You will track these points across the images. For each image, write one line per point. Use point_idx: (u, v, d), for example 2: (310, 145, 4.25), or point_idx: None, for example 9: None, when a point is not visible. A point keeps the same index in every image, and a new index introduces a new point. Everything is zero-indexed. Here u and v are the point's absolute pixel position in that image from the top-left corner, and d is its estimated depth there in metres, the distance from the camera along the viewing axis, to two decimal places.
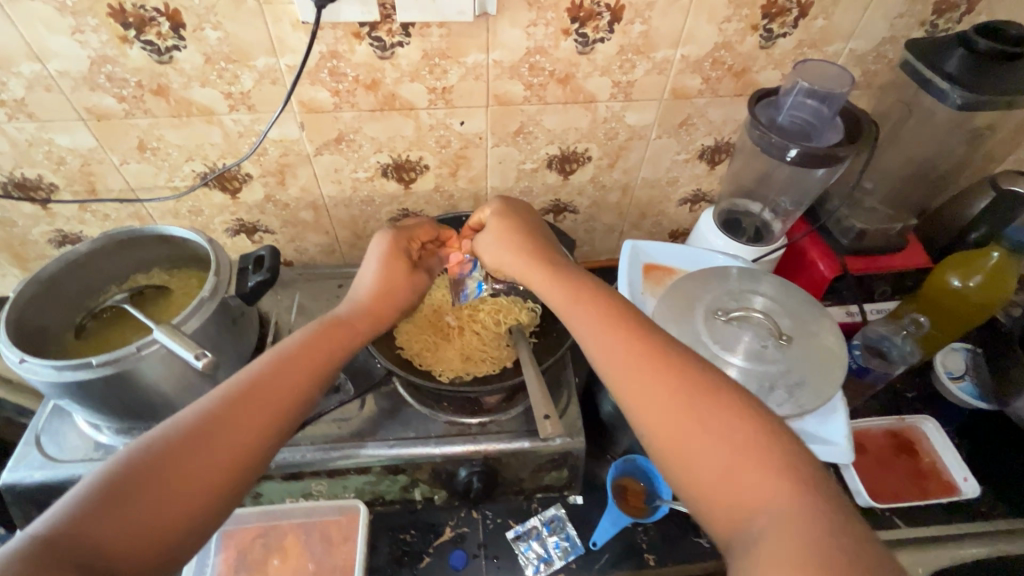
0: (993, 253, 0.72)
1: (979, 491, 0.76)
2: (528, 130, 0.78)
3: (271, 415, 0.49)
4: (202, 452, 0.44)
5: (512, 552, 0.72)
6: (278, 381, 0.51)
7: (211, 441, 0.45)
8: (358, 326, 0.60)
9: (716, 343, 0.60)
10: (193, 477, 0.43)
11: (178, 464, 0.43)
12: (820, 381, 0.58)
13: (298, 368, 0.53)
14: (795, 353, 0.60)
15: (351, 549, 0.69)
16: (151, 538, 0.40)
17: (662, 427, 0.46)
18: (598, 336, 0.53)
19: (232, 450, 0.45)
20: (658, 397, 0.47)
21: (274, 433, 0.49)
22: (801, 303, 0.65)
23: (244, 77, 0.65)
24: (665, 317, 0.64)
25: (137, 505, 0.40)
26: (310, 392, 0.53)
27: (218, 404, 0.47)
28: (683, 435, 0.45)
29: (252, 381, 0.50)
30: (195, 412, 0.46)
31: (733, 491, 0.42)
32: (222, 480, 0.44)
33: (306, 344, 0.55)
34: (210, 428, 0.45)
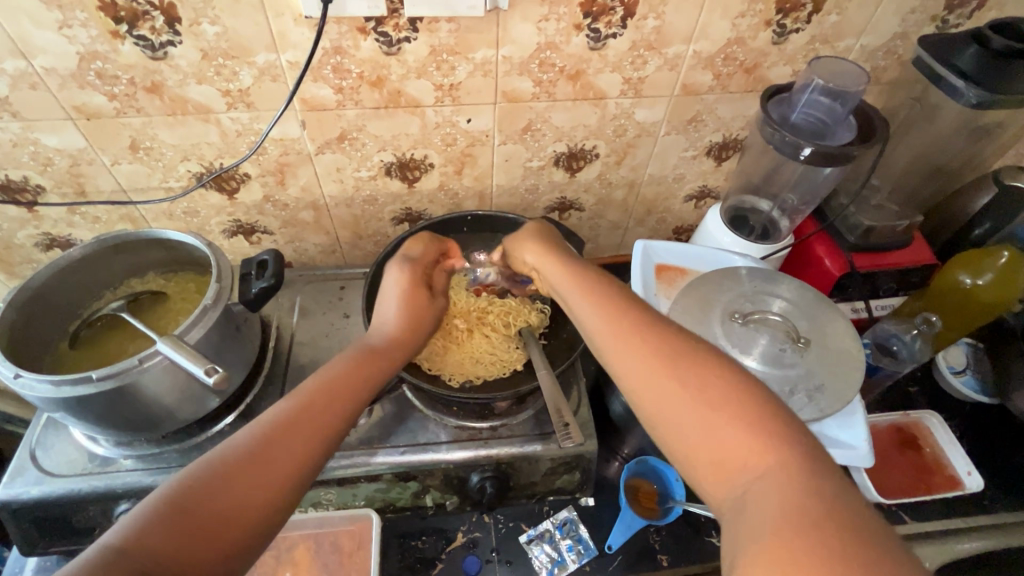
0: (1003, 252, 0.73)
1: (981, 485, 0.77)
2: (536, 127, 0.76)
3: (323, 433, 0.47)
4: (258, 470, 0.42)
5: (525, 556, 0.71)
6: (329, 398, 0.49)
7: (266, 457, 0.43)
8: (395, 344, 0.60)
9: (733, 344, 0.60)
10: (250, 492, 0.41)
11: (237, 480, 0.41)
12: (839, 384, 0.58)
13: (344, 386, 0.51)
14: (813, 356, 0.60)
15: (363, 558, 0.69)
16: (210, 560, 0.38)
17: (653, 400, 0.44)
18: (599, 313, 0.52)
19: (288, 469, 0.44)
20: (662, 384, 0.44)
21: (326, 451, 0.47)
22: (816, 303, 0.65)
23: (244, 73, 0.62)
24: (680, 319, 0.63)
25: (197, 524, 0.38)
26: (359, 409, 0.52)
27: (271, 421, 0.46)
28: (680, 413, 0.43)
29: (304, 398, 0.48)
30: (250, 430, 0.45)
31: (719, 457, 0.40)
32: (276, 497, 0.42)
33: (351, 361, 0.54)
34: (267, 444, 0.44)
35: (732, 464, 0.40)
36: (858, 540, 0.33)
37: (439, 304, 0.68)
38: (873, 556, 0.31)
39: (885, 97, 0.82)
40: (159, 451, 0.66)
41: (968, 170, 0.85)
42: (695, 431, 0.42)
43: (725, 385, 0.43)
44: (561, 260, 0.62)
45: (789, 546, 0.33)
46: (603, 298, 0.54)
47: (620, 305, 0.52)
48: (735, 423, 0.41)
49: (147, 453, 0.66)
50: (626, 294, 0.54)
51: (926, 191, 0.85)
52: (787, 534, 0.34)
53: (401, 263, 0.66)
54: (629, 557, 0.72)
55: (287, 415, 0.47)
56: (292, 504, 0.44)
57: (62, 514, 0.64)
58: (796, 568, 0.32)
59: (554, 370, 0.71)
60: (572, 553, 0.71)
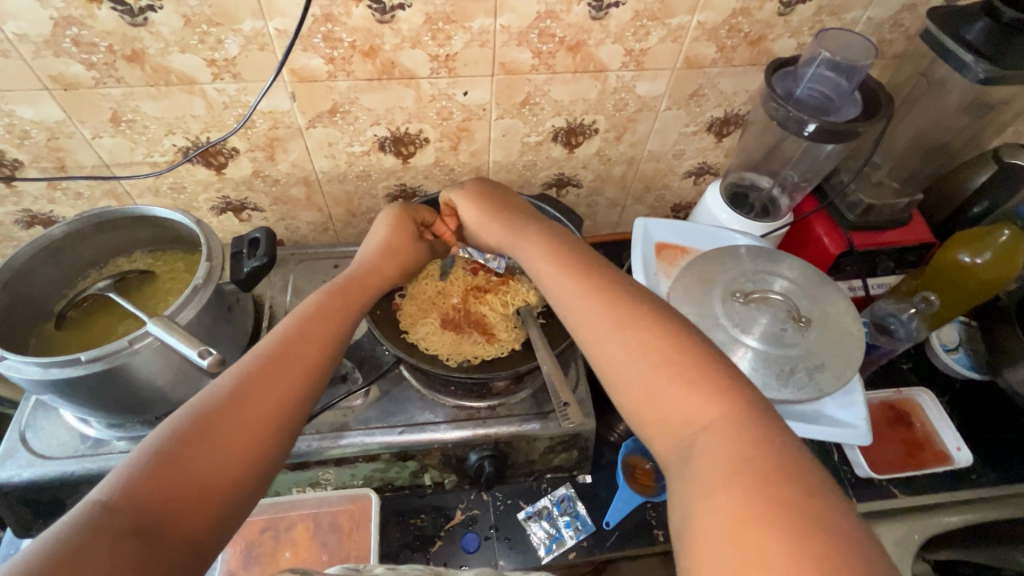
0: (1004, 231, 0.73)
1: (971, 460, 0.78)
2: (535, 101, 0.73)
3: (306, 372, 0.46)
4: (247, 416, 0.42)
5: (524, 532, 0.72)
6: (306, 340, 0.48)
7: (252, 402, 0.42)
8: (366, 287, 0.59)
9: (734, 323, 0.60)
10: (234, 440, 0.40)
11: (219, 428, 0.40)
12: (838, 361, 0.58)
13: (320, 327, 0.50)
14: (813, 336, 0.59)
15: (362, 536, 0.69)
16: (209, 505, 0.38)
17: (609, 359, 0.44)
18: (560, 275, 0.51)
19: (276, 410, 0.43)
20: (618, 346, 0.44)
21: (310, 391, 0.46)
22: (818, 281, 0.65)
23: (229, 41, 0.59)
24: (681, 297, 0.63)
25: (187, 474, 0.37)
26: (334, 350, 0.50)
27: (253, 365, 0.45)
28: (629, 367, 0.42)
29: (284, 340, 0.47)
30: (228, 377, 0.44)
31: (666, 415, 0.40)
32: (268, 439, 0.42)
33: (323, 305, 0.53)
34: (246, 389, 0.43)
35: (674, 424, 0.40)
36: (800, 492, 0.33)
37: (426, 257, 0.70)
38: (811, 509, 0.32)
39: (890, 71, 0.80)
40: None
41: (968, 148, 0.85)
42: (640, 396, 0.41)
43: (668, 347, 0.42)
44: (524, 219, 0.61)
45: (728, 496, 0.33)
46: (559, 255, 0.53)
47: (576, 267, 0.51)
48: (680, 386, 0.40)
49: (141, 435, 0.65)
50: (583, 254, 0.53)
51: (926, 169, 0.85)
52: (732, 489, 0.34)
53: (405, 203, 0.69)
54: (626, 532, 0.73)
55: (266, 359, 0.45)
56: (286, 445, 0.44)
57: (55, 496, 0.63)
58: (736, 522, 0.32)
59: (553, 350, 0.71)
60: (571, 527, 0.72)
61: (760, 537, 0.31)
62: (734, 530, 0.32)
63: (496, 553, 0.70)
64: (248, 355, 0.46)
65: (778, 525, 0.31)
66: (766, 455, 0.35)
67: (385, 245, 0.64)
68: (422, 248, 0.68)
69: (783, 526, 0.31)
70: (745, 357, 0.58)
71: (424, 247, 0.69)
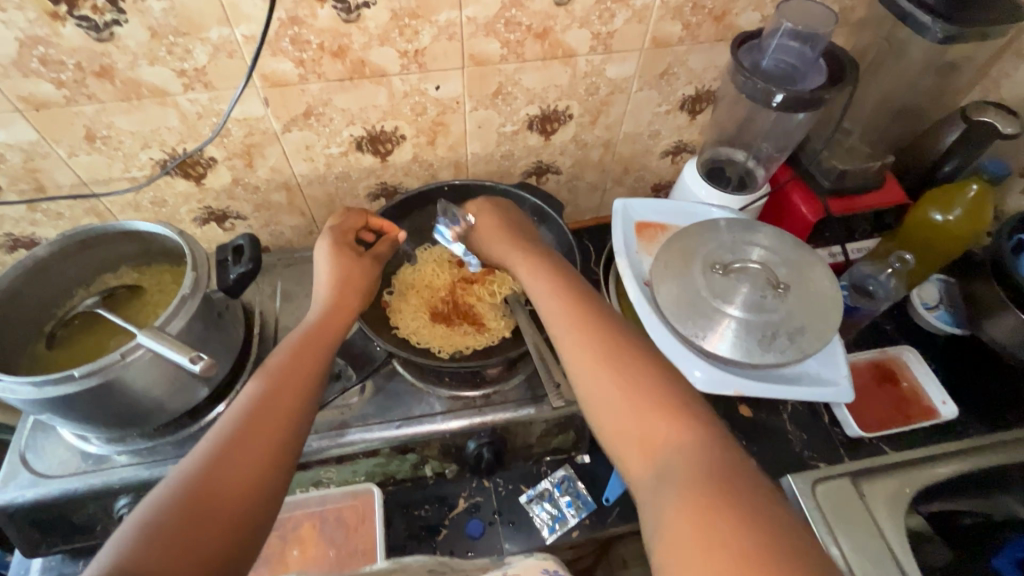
0: (971, 186, 0.75)
1: (956, 412, 0.80)
2: (507, 91, 0.74)
3: (286, 417, 0.48)
4: (245, 457, 0.44)
5: (526, 515, 0.73)
6: (282, 390, 0.50)
7: (252, 436, 0.46)
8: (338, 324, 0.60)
9: (714, 294, 0.62)
10: (226, 493, 0.42)
11: (208, 485, 0.42)
12: (819, 325, 0.60)
13: (297, 373, 0.52)
14: (792, 300, 0.61)
15: (370, 528, 0.70)
16: (229, 533, 0.40)
17: (588, 382, 0.48)
18: (545, 302, 0.56)
19: (261, 458, 0.45)
20: (594, 370, 0.48)
21: (294, 438, 0.48)
22: (795, 249, 0.66)
23: (197, 51, 0.59)
24: (663, 273, 0.64)
25: (184, 531, 0.39)
26: (312, 395, 0.52)
27: (236, 421, 0.47)
28: (604, 391, 0.47)
29: (264, 391, 0.49)
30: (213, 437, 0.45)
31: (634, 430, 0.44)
32: (256, 489, 0.43)
33: (297, 351, 0.55)
34: (229, 446, 0.44)
35: (645, 439, 0.43)
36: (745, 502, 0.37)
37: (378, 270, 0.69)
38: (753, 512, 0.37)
39: (854, 39, 0.81)
40: (153, 444, 0.66)
41: (936, 108, 0.86)
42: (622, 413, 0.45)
43: (637, 372, 0.47)
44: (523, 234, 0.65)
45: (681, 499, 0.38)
46: (556, 277, 0.58)
47: (567, 293, 0.56)
48: (650, 403, 0.45)
49: (141, 448, 0.66)
50: (574, 278, 0.58)
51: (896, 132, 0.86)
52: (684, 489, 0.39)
53: (330, 234, 0.67)
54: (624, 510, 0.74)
55: (256, 398, 0.49)
56: (277, 491, 0.45)
57: (61, 514, 0.64)
58: (689, 519, 0.37)
59: (543, 335, 0.72)
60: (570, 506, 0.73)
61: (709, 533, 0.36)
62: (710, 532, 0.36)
63: (501, 537, 0.72)
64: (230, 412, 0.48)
65: (731, 521, 0.36)
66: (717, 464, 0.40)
67: (334, 279, 0.64)
68: (369, 264, 0.68)
69: (727, 525, 0.36)
70: (730, 327, 0.60)
71: (372, 263, 0.69)
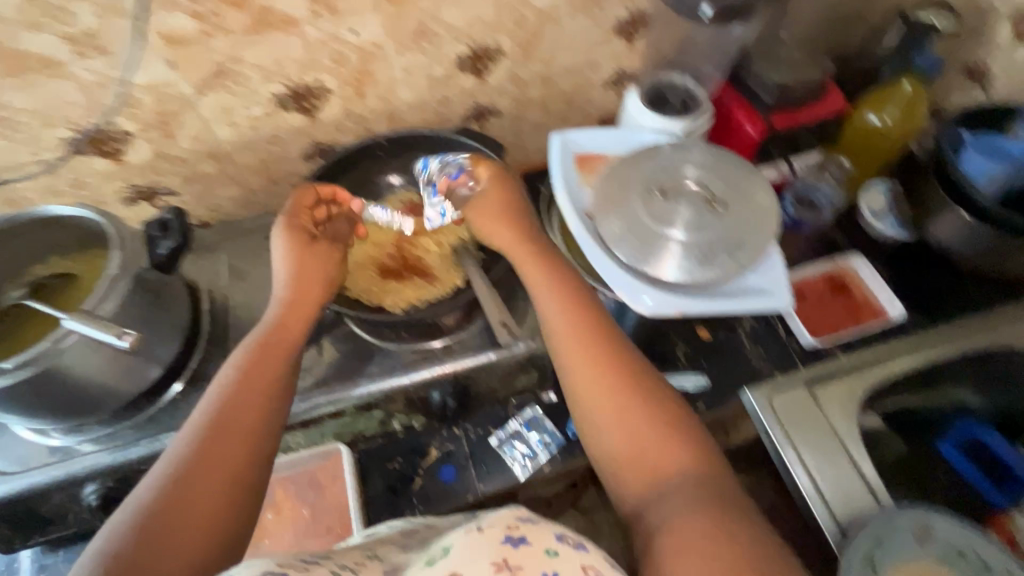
0: (907, 86, 0.78)
1: (904, 313, 0.83)
2: (430, 30, 0.71)
3: (247, 440, 0.47)
4: (203, 479, 0.44)
5: (497, 456, 0.75)
6: (241, 406, 0.49)
7: (216, 451, 0.46)
8: (290, 329, 0.57)
9: (655, 220, 0.62)
10: (182, 524, 0.42)
11: (167, 516, 0.42)
12: (756, 239, 0.62)
13: (257, 376, 0.51)
14: (729, 217, 0.63)
15: (342, 487, 0.72)
16: (206, 535, 0.43)
17: (601, 414, 0.50)
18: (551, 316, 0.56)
19: (219, 483, 0.45)
20: (608, 401, 0.50)
21: (262, 459, 0.48)
22: (737, 168, 0.66)
23: (81, 11, 0.55)
24: (602, 205, 0.64)
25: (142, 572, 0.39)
26: (275, 409, 0.51)
27: (193, 445, 0.46)
28: (612, 423, 0.49)
29: (218, 411, 0.48)
30: (168, 463, 0.45)
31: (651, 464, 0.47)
32: (215, 517, 0.44)
33: (262, 356, 0.53)
34: (185, 474, 0.44)
35: (660, 472, 0.46)
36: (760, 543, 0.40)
37: (339, 253, 0.65)
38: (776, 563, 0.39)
39: None
40: (113, 430, 0.65)
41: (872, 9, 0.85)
42: (624, 434, 0.48)
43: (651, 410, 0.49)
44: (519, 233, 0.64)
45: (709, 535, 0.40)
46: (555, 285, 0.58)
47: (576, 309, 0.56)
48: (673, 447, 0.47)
49: (101, 435, 0.65)
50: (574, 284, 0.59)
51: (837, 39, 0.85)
52: (706, 526, 0.41)
53: (285, 218, 0.63)
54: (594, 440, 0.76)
55: (218, 409, 0.48)
56: (243, 514, 0.46)
57: (29, 508, 0.64)
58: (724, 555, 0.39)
59: (491, 278, 0.72)
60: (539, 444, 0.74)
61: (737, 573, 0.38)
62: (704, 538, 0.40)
63: (474, 479, 0.74)
64: (189, 428, 0.48)
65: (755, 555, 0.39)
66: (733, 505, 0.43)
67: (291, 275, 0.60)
68: (325, 249, 0.63)
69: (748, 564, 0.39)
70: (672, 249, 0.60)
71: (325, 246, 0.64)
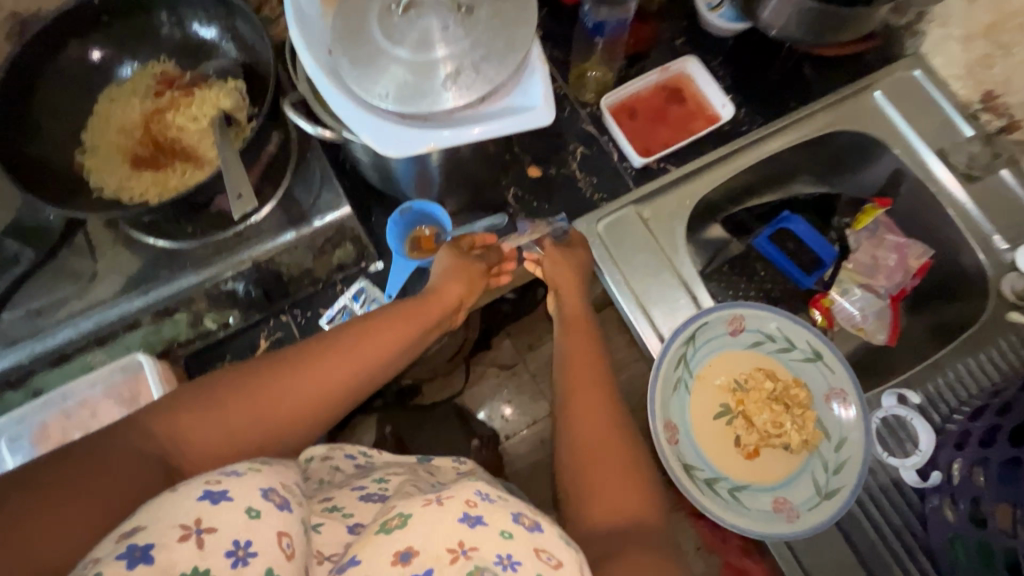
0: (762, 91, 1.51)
1: None
2: None
3: (364, 390, 1.31)
4: (234, 415, 1.12)
5: (451, 513, 0.93)
6: (306, 386, 1.21)
7: (235, 409, 1.13)
8: (393, 335, 1.37)
9: (406, 32, 1.53)
10: (251, 418, 1.14)
11: (244, 397, 1.15)
12: (497, 61, 1.52)
13: (340, 388, 1.25)
14: (479, 30, 1.54)
15: (453, 498, 0.97)
16: (241, 435, 1.12)
17: (607, 478, 1.27)
18: (579, 403, 1.41)
19: (243, 427, 1.13)
20: (621, 484, 1.26)
21: (304, 421, 1.21)
22: (500, 46, 1.53)
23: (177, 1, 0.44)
24: (372, 19, 1.56)
25: (211, 418, 1.10)
26: (343, 398, 1.26)
27: (230, 399, 1.13)
28: (620, 465, 1.29)
29: (255, 384, 1.17)
30: (216, 389, 1.14)
31: (632, 504, 1.23)
32: (231, 441, 1.11)
33: (375, 357, 1.31)
34: (223, 407, 1.12)
35: (620, 520, 1.21)
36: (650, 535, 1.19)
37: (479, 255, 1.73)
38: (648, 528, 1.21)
39: None
40: None
41: None
42: (622, 487, 1.26)
43: (628, 493, 1.25)
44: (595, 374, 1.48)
45: (610, 514, 1.22)
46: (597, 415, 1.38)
47: (606, 448, 1.32)
48: (640, 499, 1.24)
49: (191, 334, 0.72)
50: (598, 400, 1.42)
51: None
52: (624, 509, 1.23)
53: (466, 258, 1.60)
54: (521, 553, 0.91)
55: (283, 379, 1.19)
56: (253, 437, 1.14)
57: None
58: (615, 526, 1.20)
59: None
60: (469, 528, 0.91)
61: (622, 509, 1.23)
62: (617, 508, 1.23)
63: (433, 507, 0.95)
64: (232, 381, 1.16)
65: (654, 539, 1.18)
66: (648, 517, 1.23)
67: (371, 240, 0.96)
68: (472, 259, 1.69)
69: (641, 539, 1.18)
70: (404, 37, 1.53)
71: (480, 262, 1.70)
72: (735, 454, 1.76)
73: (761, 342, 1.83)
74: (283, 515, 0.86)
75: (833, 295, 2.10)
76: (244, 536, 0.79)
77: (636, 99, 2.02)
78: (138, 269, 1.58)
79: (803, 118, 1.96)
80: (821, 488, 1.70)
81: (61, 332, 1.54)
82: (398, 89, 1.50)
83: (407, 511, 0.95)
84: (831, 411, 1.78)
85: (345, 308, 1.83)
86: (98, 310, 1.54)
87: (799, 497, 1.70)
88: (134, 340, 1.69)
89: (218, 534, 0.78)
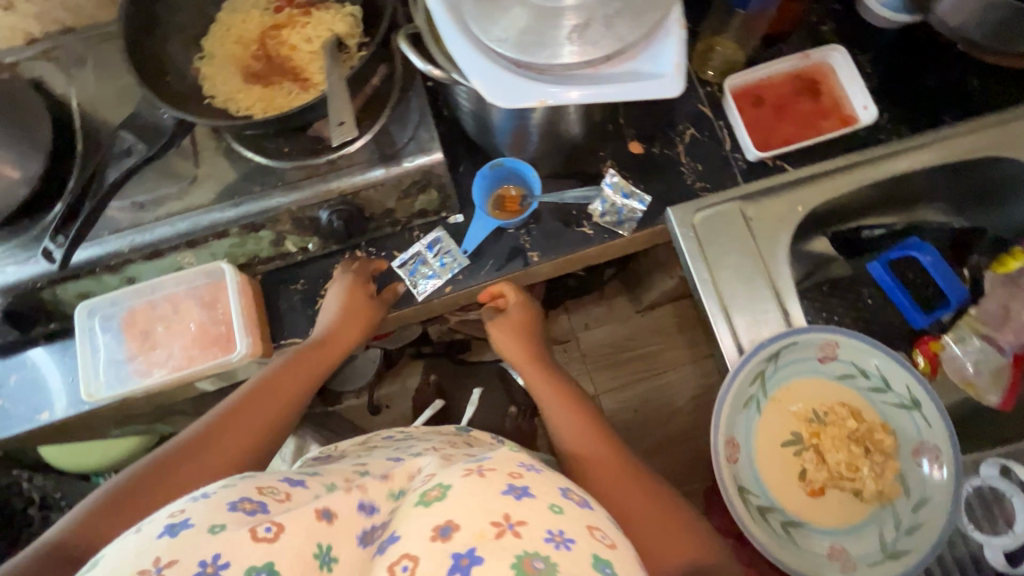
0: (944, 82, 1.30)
1: None
2: None
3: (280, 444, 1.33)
4: (141, 496, 1.05)
5: (492, 483, 0.85)
6: (212, 442, 1.19)
7: (140, 493, 1.06)
8: (293, 383, 1.44)
9: None
10: (164, 487, 1.08)
11: (153, 480, 1.08)
12: (634, 19, 1.37)
13: (245, 433, 1.25)
14: None
15: (493, 470, 0.88)
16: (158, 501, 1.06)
17: (653, 521, 1.15)
18: (603, 450, 1.35)
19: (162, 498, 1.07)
20: (668, 525, 1.14)
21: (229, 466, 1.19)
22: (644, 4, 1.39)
23: None
24: None
25: (114, 516, 1.02)
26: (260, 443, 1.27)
27: (125, 488, 1.06)
28: (666, 509, 1.18)
29: (156, 466, 1.12)
30: (118, 485, 1.07)
31: (694, 550, 1.10)
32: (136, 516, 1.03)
33: (278, 412, 1.35)
34: (128, 495, 1.05)
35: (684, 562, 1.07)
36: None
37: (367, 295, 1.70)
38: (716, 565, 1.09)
39: None
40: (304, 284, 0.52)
41: None
42: (669, 529, 1.13)
43: (684, 533, 1.13)
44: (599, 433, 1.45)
45: (673, 555, 1.08)
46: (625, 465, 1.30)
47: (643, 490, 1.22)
48: (696, 543, 1.12)
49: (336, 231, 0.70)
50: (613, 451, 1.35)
51: None
52: (690, 551, 1.10)
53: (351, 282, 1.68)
54: (573, 530, 0.80)
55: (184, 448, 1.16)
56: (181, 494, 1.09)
57: None
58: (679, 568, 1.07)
59: None
60: (514, 501, 0.82)
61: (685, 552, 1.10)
62: (680, 552, 1.09)
63: (474, 478, 0.86)
64: (123, 477, 1.09)
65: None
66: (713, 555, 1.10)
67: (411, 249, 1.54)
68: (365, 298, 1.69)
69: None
70: None
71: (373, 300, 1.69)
72: (797, 489, 1.59)
73: (850, 376, 1.61)
74: (253, 518, 0.82)
75: (944, 339, 1.69)
76: (210, 554, 0.76)
77: (766, 84, 1.78)
78: (232, 181, 1.55)
79: (952, 136, 1.66)
80: (886, 546, 1.51)
81: (158, 228, 1.52)
82: (516, 36, 1.37)
83: (445, 482, 0.87)
84: (918, 464, 1.54)
85: (419, 255, 1.78)
86: (195, 213, 1.52)
87: (861, 548, 1.52)
88: (219, 250, 1.65)
89: (180, 565, 0.74)
